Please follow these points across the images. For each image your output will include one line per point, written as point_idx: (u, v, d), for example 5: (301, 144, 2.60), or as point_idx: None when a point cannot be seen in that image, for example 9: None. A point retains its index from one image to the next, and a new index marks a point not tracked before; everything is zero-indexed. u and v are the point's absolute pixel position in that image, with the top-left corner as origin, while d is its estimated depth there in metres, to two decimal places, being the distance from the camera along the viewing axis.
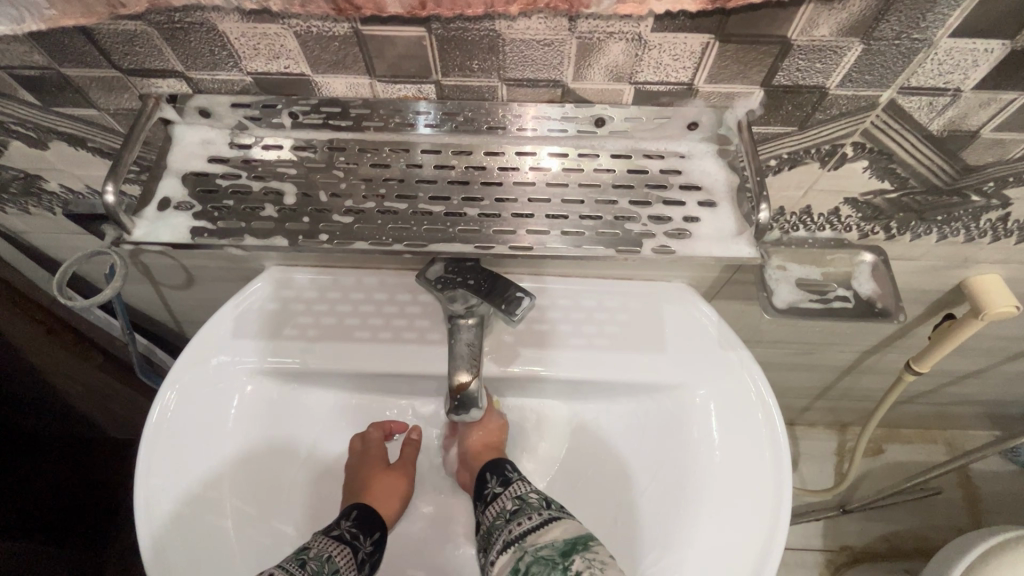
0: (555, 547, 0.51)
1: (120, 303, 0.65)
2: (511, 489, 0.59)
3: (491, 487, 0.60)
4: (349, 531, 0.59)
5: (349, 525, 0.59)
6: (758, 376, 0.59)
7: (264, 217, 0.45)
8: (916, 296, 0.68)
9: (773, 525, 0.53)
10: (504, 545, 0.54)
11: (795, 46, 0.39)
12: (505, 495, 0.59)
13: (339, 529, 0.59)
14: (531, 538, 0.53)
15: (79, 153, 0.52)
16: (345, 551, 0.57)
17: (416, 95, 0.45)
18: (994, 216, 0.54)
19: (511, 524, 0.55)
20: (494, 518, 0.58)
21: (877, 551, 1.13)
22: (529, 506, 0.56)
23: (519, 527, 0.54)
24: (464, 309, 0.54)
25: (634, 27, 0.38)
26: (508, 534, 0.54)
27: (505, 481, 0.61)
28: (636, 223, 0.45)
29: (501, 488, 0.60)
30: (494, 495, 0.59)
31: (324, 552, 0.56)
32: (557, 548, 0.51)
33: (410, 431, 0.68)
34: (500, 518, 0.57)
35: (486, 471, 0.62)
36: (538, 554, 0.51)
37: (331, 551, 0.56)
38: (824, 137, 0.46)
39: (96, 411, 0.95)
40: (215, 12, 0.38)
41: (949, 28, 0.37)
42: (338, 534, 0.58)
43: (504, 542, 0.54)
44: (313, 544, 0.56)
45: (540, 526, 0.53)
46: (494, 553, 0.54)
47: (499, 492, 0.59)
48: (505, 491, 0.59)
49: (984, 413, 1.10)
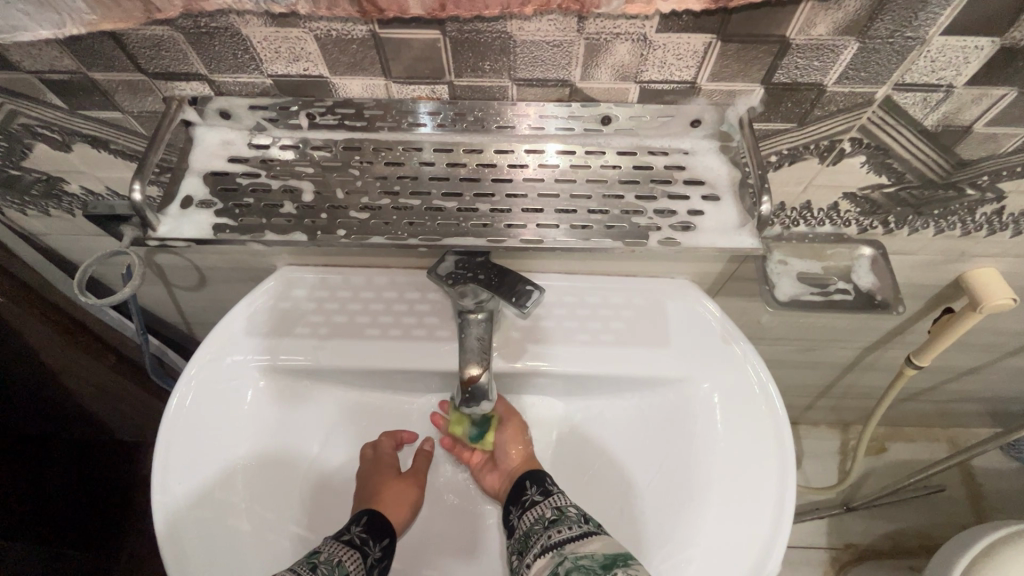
0: (595, 559, 0.51)
1: (136, 304, 0.66)
2: (551, 499, 0.60)
3: (530, 494, 0.61)
4: (359, 536, 0.59)
5: (359, 530, 0.59)
6: (760, 367, 0.61)
7: (283, 214, 0.47)
8: (915, 290, 0.69)
9: (779, 509, 0.55)
10: (543, 550, 0.54)
11: (793, 45, 0.40)
12: (544, 504, 0.59)
13: (349, 534, 0.59)
14: (571, 546, 0.53)
15: (100, 154, 0.53)
16: (354, 556, 0.57)
17: (428, 95, 0.46)
18: (989, 210, 0.56)
19: (551, 531, 0.56)
20: (531, 523, 0.58)
21: (882, 548, 1.14)
22: (568, 518, 0.57)
23: (558, 535, 0.55)
24: (474, 304, 0.56)
25: (640, 27, 0.39)
26: (547, 539, 0.55)
27: (545, 490, 0.61)
28: (642, 216, 0.47)
29: (540, 497, 0.60)
30: (533, 502, 0.60)
31: (334, 557, 0.56)
32: (597, 559, 0.51)
33: (425, 442, 0.69)
34: (538, 524, 0.58)
35: (527, 478, 0.63)
36: (577, 562, 0.51)
37: (341, 556, 0.56)
38: (822, 134, 0.48)
39: (107, 412, 0.96)
40: (240, 16, 0.40)
41: (940, 27, 0.39)
42: (349, 539, 0.58)
43: (542, 547, 0.55)
44: (323, 549, 0.56)
45: (578, 537, 0.54)
46: (531, 556, 0.55)
47: (539, 500, 0.60)
48: (545, 499, 0.60)
49: (985, 410, 1.11)
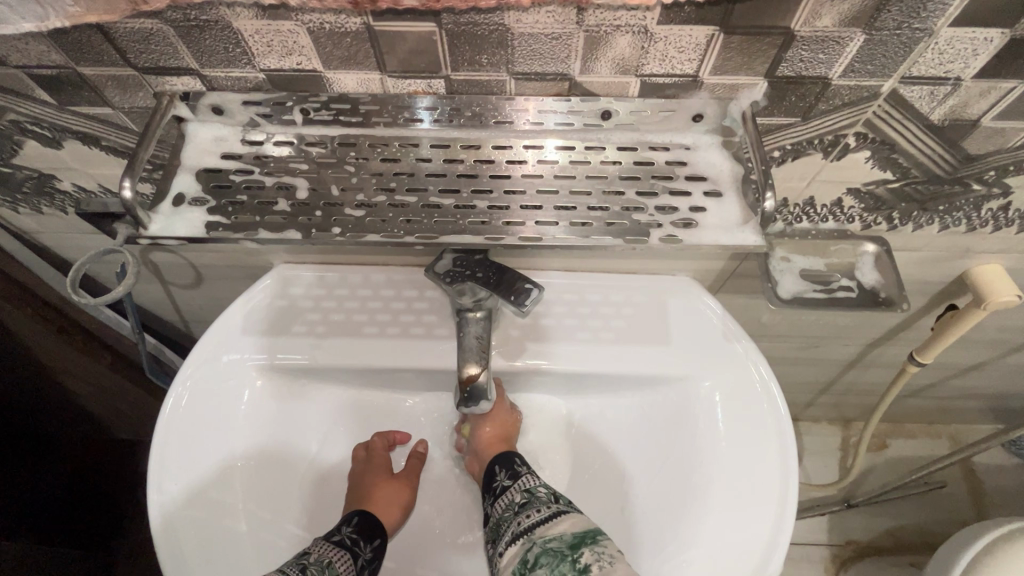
0: (564, 540, 0.51)
1: (131, 303, 0.66)
2: (519, 482, 0.59)
3: (500, 480, 0.60)
4: (349, 536, 0.58)
5: (349, 531, 0.59)
6: (763, 367, 0.60)
7: (277, 211, 0.46)
8: (919, 286, 0.69)
9: (781, 509, 0.54)
10: (514, 537, 0.53)
11: (798, 37, 0.39)
12: (514, 488, 0.58)
13: (339, 535, 0.58)
14: (539, 531, 0.52)
15: (92, 151, 0.52)
16: (344, 556, 0.56)
17: (424, 90, 0.45)
18: (995, 206, 0.55)
19: (521, 516, 0.55)
20: (502, 510, 0.57)
21: (883, 545, 1.14)
22: (538, 499, 0.56)
23: (528, 519, 0.54)
24: (472, 303, 0.55)
25: (640, 20, 0.38)
26: (516, 526, 0.54)
27: (513, 473, 0.60)
28: (643, 213, 0.46)
29: (509, 481, 0.59)
30: (503, 488, 0.59)
31: (325, 557, 0.55)
32: (565, 541, 0.51)
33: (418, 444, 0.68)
34: (509, 510, 0.57)
35: (495, 463, 0.61)
36: (546, 546, 0.51)
37: (331, 556, 0.55)
38: (827, 129, 0.47)
39: (104, 411, 0.95)
40: (230, 8, 0.39)
41: (949, 18, 0.38)
42: (339, 540, 0.58)
43: (512, 533, 0.54)
44: (313, 549, 0.56)
45: (547, 520, 0.53)
46: (502, 544, 0.54)
47: (508, 485, 0.59)
48: (513, 483, 0.59)
49: (987, 407, 1.10)
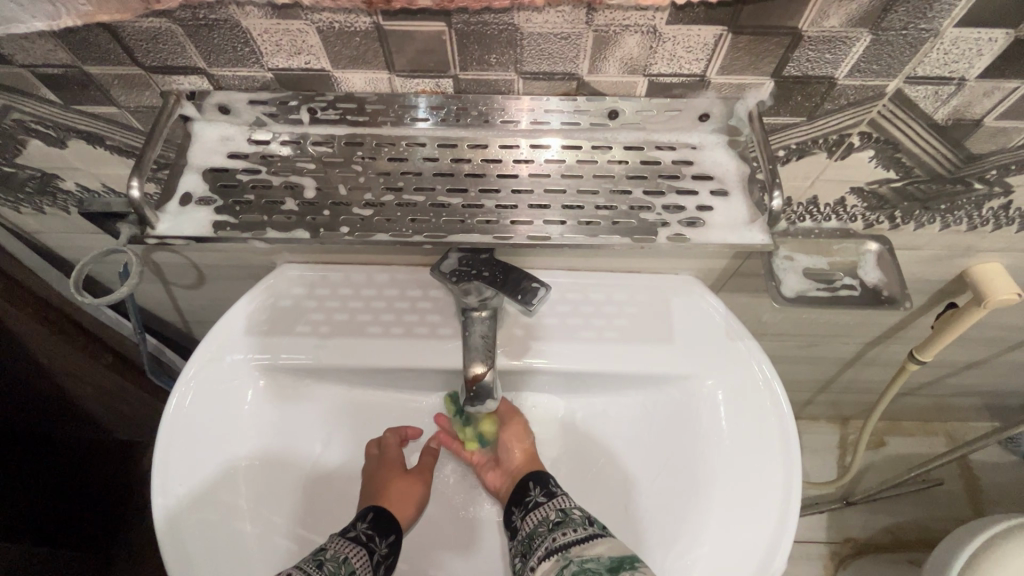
0: (601, 563, 0.50)
1: (134, 302, 0.65)
2: (555, 500, 0.59)
3: (533, 496, 0.60)
4: (365, 533, 0.58)
5: (365, 527, 0.59)
6: (766, 365, 0.60)
7: (284, 211, 0.46)
8: (919, 285, 0.69)
9: (785, 506, 0.54)
10: (548, 552, 0.53)
11: (806, 37, 0.40)
12: (548, 506, 0.59)
13: (355, 531, 0.58)
14: (576, 549, 0.52)
15: (95, 151, 0.52)
16: (360, 552, 0.56)
17: (431, 90, 0.45)
18: (996, 205, 0.55)
19: (556, 534, 0.55)
20: (536, 525, 0.58)
21: (881, 542, 1.14)
22: (573, 520, 0.56)
23: (563, 537, 0.54)
24: (478, 302, 0.54)
25: (650, 20, 0.39)
26: (550, 542, 0.54)
27: (549, 492, 0.61)
28: (650, 212, 0.46)
29: (544, 498, 0.60)
30: (536, 504, 0.59)
31: (340, 553, 0.55)
32: (603, 562, 0.50)
33: (431, 440, 0.68)
34: (543, 526, 0.57)
35: (530, 479, 0.62)
36: (583, 566, 0.50)
37: (347, 553, 0.55)
38: (832, 128, 0.47)
39: (103, 412, 0.95)
40: (240, 7, 0.39)
41: (954, 18, 0.38)
42: (354, 535, 0.58)
43: (546, 550, 0.54)
44: (329, 546, 0.56)
45: (585, 540, 0.53)
46: (535, 559, 0.54)
47: (543, 501, 0.59)
48: (548, 501, 0.59)
49: (984, 404, 1.11)
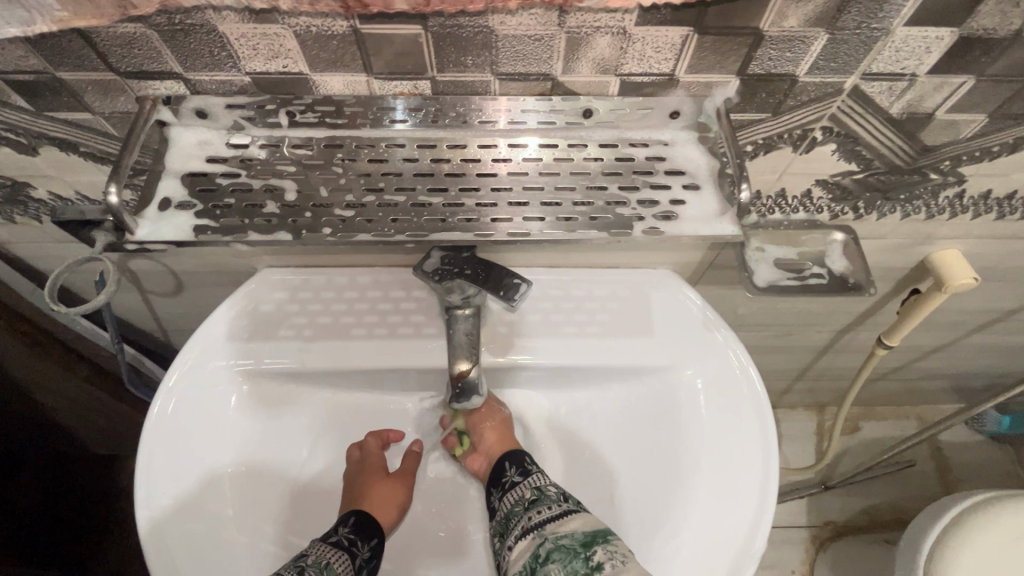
0: (575, 538, 0.52)
1: (111, 311, 0.64)
2: (530, 479, 0.60)
3: (510, 476, 0.61)
4: (347, 537, 0.58)
5: (347, 531, 0.59)
6: (741, 352, 0.63)
7: (265, 213, 0.46)
8: (884, 272, 0.72)
9: (764, 487, 0.56)
10: (524, 530, 0.54)
11: (767, 37, 0.42)
12: (524, 485, 0.59)
13: (336, 535, 0.58)
14: (551, 526, 0.53)
15: (69, 158, 0.52)
16: (342, 557, 0.57)
17: (409, 92, 0.46)
18: (951, 193, 0.58)
19: (531, 512, 0.56)
20: (512, 505, 0.58)
21: (858, 523, 1.18)
22: (548, 496, 0.57)
23: (538, 516, 0.55)
24: (461, 300, 0.56)
25: (619, 21, 0.40)
26: (528, 520, 0.55)
27: (524, 471, 0.61)
28: (626, 207, 0.47)
29: (519, 478, 0.60)
30: (513, 484, 0.60)
31: (322, 558, 0.55)
32: (577, 538, 0.52)
33: (413, 443, 0.68)
34: (518, 506, 0.58)
35: (506, 460, 0.62)
36: (558, 542, 0.52)
37: (329, 558, 0.56)
38: (796, 123, 0.50)
39: (80, 425, 0.93)
40: (216, 12, 0.39)
41: (904, 18, 0.40)
42: (336, 540, 0.58)
43: (523, 528, 0.55)
44: (310, 551, 0.56)
45: (559, 516, 0.54)
46: (512, 538, 0.55)
47: (518, 481, 0.60)
48: (524, 480, 0.60)
49: (951, 387, 1.16)
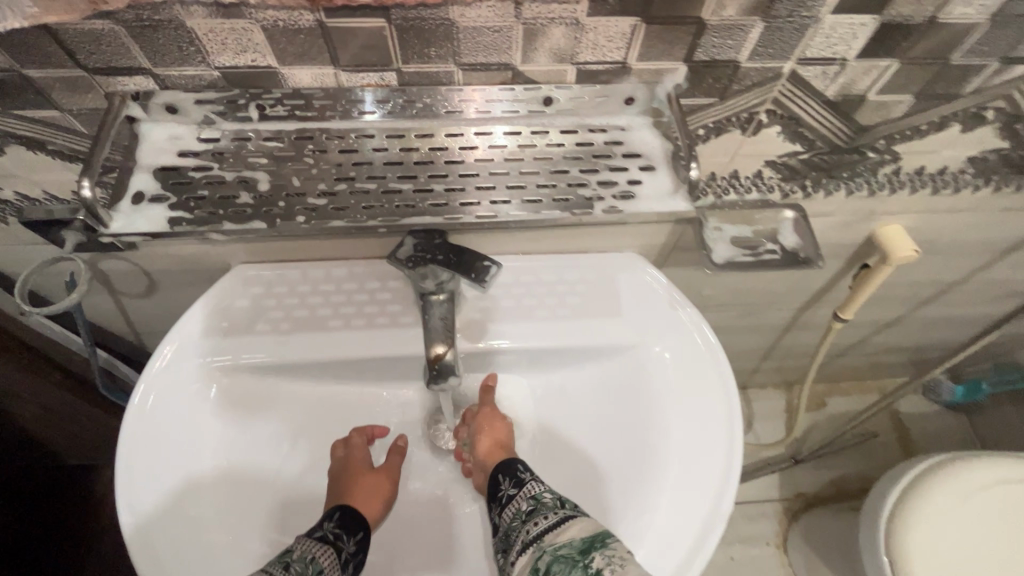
0: (573, 546, 0.49)
1: (83, 312, 0.64)
2: (525, 489, 0.58)
3: (505, 489, 0.59)
4: (332, 531, 0.58)
5: (332, 526, 0.58)
6: (704, 329, 0.66)
7: (239, 204, 0.48)
8: (835, 249, 0.77)
9: (730, 454, 0.60)
10: (523, 546, 0.52)
11: (708, 25, 0.45)
12: (520, 496, 0.57)
13: (321, 530, 0.57)
14: (549, 537, 0.51)
15: (36, 157, 0.52)
16: (328, 550, 0.55)
17: (376, 83, 0.48)
18: (889, 170, 0.63)
19: (529, 526, 0.53)
20: (510, 520, 0.56)
21: (827, 494, 1.24)
22: (545, 506, 0.55)
23: (536, 527, 0.53)
24: (435, 286, 0.58)
25: (572, 12, 0.43)
26: (526, 535, 0.53)
27: (517, 481, 0.59)
28: (586, 188, 0.51)
29: (515, 489, 0.59)
30: (509, 497, 0.58)
31: (308, 553, 0.54)
32: (575, 546, 0.49)
33: (396, 438, 0.68)
34: (517, 520, 0.55)
35: (499, 472, 0.61)
36: (557, 553, 0.49)
37: (315, 553, 0.54)
38: (742, 106, 0.53)
39: (53, 434, 0.91)
40: (184, 7, 0.40)
41: (830, 6, 0.44)
42: (321, 535, 0.57)
43: (523, 543, 0.52)
44: (296, 547, 0.54)
45: (557, 526, 0.51)
46: (514, 554, 0.52)
47: (514, 493, 0.58)
48: (519, 491, 0.58)
49: (905, 358, 1.23)
